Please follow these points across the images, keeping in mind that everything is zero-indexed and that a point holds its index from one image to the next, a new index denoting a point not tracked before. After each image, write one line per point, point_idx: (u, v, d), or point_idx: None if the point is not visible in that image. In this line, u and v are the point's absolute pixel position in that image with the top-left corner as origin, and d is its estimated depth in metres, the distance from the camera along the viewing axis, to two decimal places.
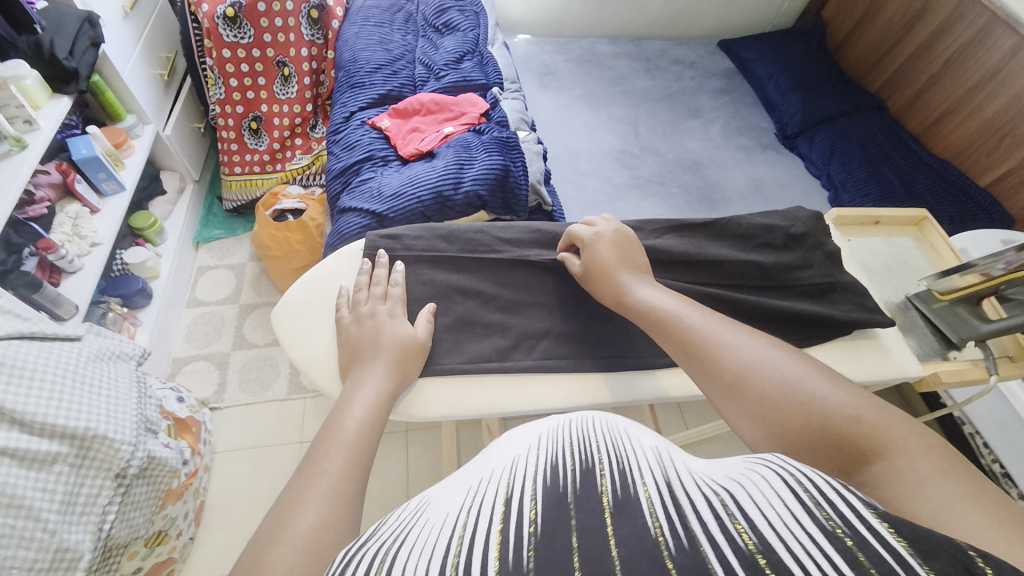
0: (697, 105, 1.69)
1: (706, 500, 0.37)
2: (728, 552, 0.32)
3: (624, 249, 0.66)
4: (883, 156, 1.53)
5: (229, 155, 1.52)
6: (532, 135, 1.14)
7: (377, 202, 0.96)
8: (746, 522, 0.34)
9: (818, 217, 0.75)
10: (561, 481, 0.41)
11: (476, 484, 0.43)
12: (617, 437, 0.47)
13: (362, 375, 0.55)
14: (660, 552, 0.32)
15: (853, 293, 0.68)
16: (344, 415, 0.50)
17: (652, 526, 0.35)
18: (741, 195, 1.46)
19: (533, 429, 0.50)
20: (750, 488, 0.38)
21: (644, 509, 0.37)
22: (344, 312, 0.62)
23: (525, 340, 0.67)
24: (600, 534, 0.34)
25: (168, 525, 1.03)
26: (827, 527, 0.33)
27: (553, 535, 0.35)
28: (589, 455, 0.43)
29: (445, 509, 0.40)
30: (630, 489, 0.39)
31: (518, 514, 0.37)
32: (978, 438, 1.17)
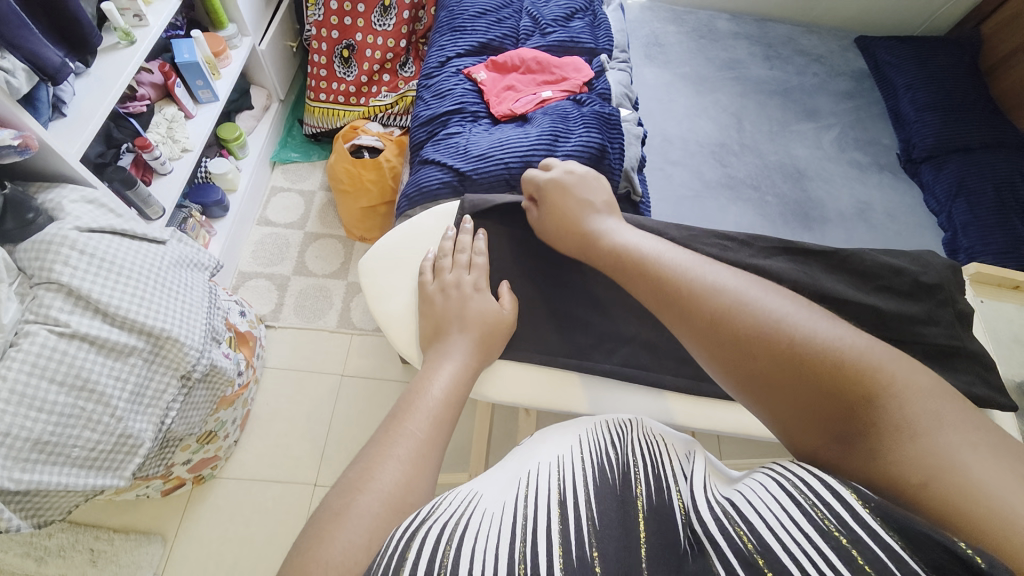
0: (814, 106, 1.52)
1: (716, 510, 0.40)
2: (729, 556, 0.35)
3: (587, 192, 0.65)
4: (1019, 204, 1.33)
5: (317, 80, 1.51)
6: (634, 114, 1.05)
7: (462, 160, 0.93)
8: (744, 526, 0.37)
9: (955, 270, 0.66)
10: (608, 475, 0.43)
11: (525, 478, 0.43)
12: (650, 443, 0.50)
13: (447, 344, 0.55)
14: (681, 557, 0.36)
15: (979, 364, 0.60)
16: (428, 382, 0.50)
17: (684, 540, 0.38)
18: (843, 218, 1.32)
19: (571, 428, 0.52)
20: (750, 493, 0.40)
21: (677, 522, 0.40)
22: (435, 276, 0.61)
23: (605, 340, 0.64)
24: (632, 539, 0.37)
25: (217, 427, 1.11)
26: (823, 526, 0.34)
27: (611, 534, 0.37)
28: (627, 461, 0.46)
29: (501, 499, 0.41)
30: (663, 500, 0.42)
31: (573, 513, 0.38)
32: None
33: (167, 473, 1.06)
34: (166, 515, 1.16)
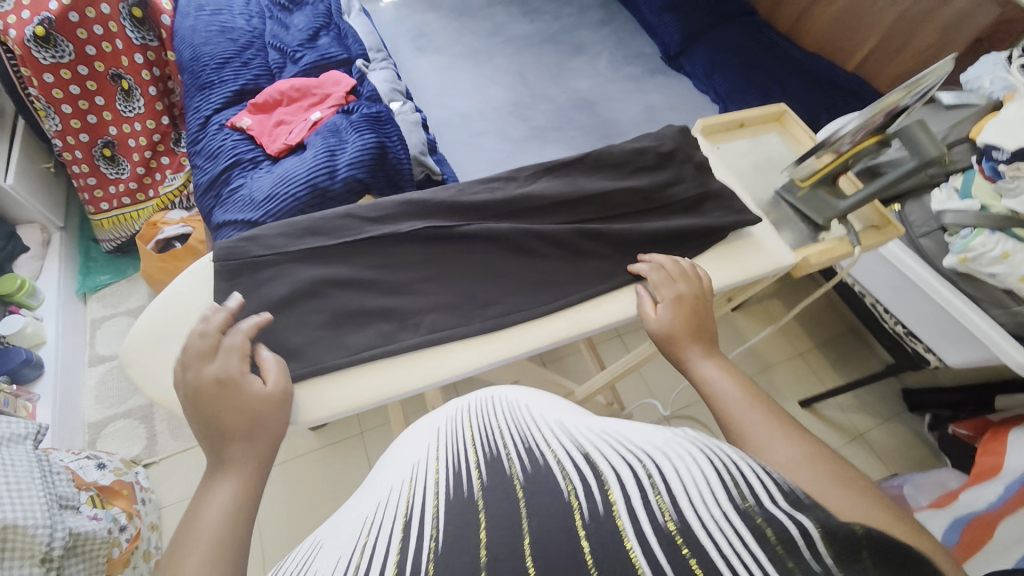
0: (579, 42, 1.68)
1: (623, 463, 0.31)
2: (646, 530, 0.27)
3: (701, 298, 0.58)
4: (756, 61, 1.57)
5: (90, 191, 1.35)
6: (408, 105, 1.07)
7: (251, 210, 0.89)
8: (665, 489, 0.29)
9: (685, 131, 0.76)
10: (463, 477, 0.33)
11: (374, 515, 0.33)
12: (516, 408, 0.41)
13: (218, 447, 0.42)
14: (573, 522, 0.27)
15: (723, 198, 0.69)
16: (202, 509, 0.38)
17: (566, 498, 0.29)
18: (636, 124, 1.48)
19: (433, 427, 0.43)
20: (664, 447, 0.33)
21: (556, 478, 0.31)
22: (180, 363, 0.46)
23: (408, 317, 0.57)
24: (510, 521, 0.28)
25: None
26: (743, 506, 0.28)
27: (459, 539, 0.28)
28: (491, 441, 0.37)
29: (335, 556, 0.30)
30: (539, 462, 0.33)
31: (416, 536, 0.29)
32: (877, 306, 1.21)
33: None
34: None
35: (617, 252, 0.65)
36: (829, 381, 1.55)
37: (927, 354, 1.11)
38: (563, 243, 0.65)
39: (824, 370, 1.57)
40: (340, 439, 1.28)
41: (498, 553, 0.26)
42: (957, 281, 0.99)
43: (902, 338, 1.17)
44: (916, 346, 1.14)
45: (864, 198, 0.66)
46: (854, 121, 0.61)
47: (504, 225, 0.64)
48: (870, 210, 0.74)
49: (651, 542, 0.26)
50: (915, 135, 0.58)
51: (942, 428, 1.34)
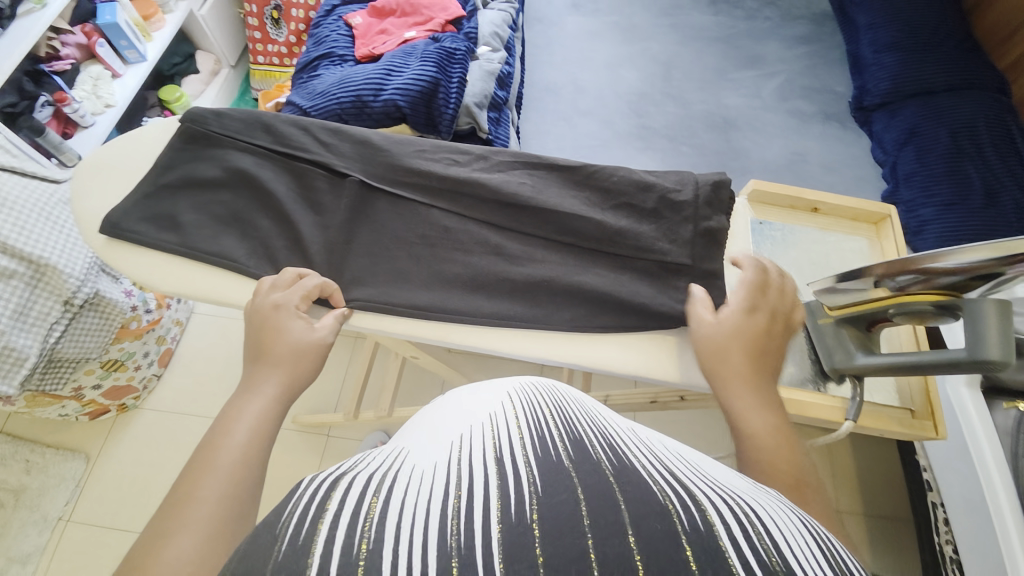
0: (757, 53, 1.39)
1: (722, 497, 0.26)
2: (751, 559, 0.22)
3: (781, 323, 0.49)
4: (975, 152, 1.15)
5: (254, 43, 1.57)
6: (499, 54, 1.01)
7: (307, 98, 0.96)
8: (767, 532, 0.25)
9: (722, 186, 0.59)
10: (548, 443, 0.28)
11: (458, 443, 0.28)
12: (588, 407, 0.36)
13: (255, 380, 0.43)
14: (670, 522, 0.23)
15: (704, 283, 0.55)
16: (228, 428, 0.39)
17: (664, 500, 0.24)
18: (764, 168, 1.23)
19: (494, 388, 0.36)
20: (757, 498, 0.28)
21: (651, 479, 0.26)
22: (247, 301, 0.49)
23: (289, 247, 0.55)
24: (612, 500, 0.24)
25: (125, 357, 1.18)
26: (839, 574, 0.24)
27: (555, 493, 0.24)
28: (568, 423, 0.31)
29: (433, 457, 0.27)
30: (627, 457, 0.28)
31: (512, 470, 0.25)
32: (938, 509, 0.88)
33: (79, 395, 1.15)
34: (91, 437, 1.27)
35: (531, 288, 0.55)
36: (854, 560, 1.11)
37: None
38: (483, 249, 0.56)
39: (855, 544, 1.12)
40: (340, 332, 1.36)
41: (603, 524, 0.22)
42: None
43: (945, 561, 0.87)
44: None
45: (886, 365, 0.47)
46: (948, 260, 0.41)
47: (443, 208, 0.57)
48: (916, 387, 0.54)
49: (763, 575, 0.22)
50: (984, 317, 0.39)
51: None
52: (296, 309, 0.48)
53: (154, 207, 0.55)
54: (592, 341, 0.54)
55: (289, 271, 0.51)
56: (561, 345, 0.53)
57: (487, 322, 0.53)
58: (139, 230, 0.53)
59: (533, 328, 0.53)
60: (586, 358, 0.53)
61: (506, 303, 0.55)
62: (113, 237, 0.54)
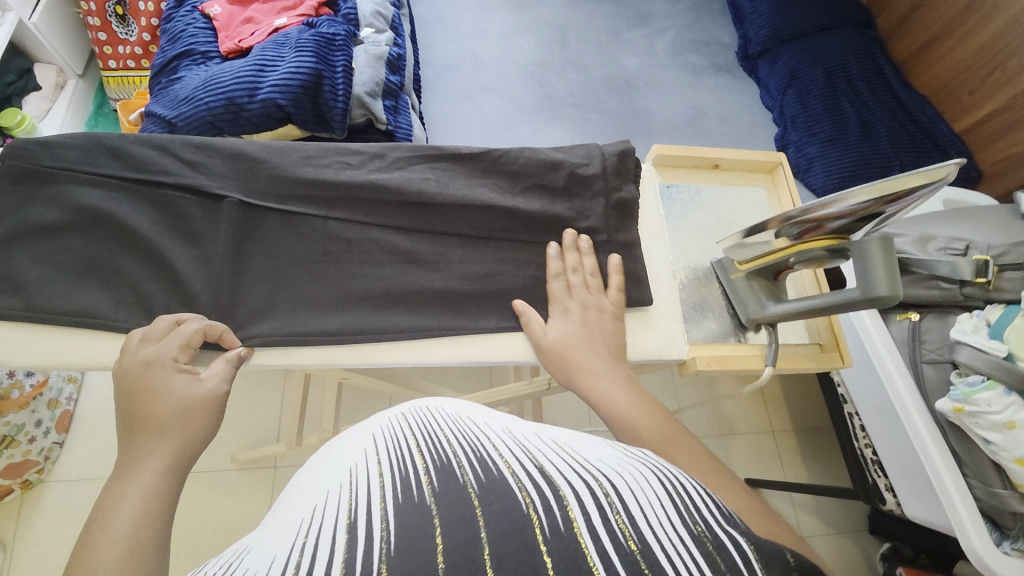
0: (648, 10, 1.40)
1: (585, 481, 0.28)
2: (605, 543, 0.24)
3: (608, 314, 0.50)
4: (848, 87, 1.25)
5: (100, 46, 1.35)
6: (385, 35, 0.94)
7: (171, 107, 0.84)
8: (626, 510, 0.26)
9: (626, 156, 0.58)
10: (411, 485, 0.28)
11: (318, 506, 0.28)
12: (459, 416, 0.35)
13: (137, 456, 0.37)
14: (532, 534, 0.25)
15: (621, 257, 0.55)
16: (106, 520, 0.32)
17: (525, 512, 0.26)
18: (669, 125, 1.26)
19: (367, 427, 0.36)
20: (624, 471, 0.30)
21: (513, 491, 0.27)
22: (115, 364, 0.42)
23: (166, 291, 0.48)
24: (470, 528, 0.24)
25: (14, 431, 1.02)
26: (691, 527, 0.26)
27: (415, 540, 0.24)
28: (438, 444, 0.32)
29: (281, 541, 0.26)
30: (494, 469, 0.29)
31: (371, 531, 0.26)
32: (854, 418, 0.99)
33: None
34: None
35: (451, 291, 0.52)
36: (790, 475, 1.23)
37: (887, 493, 0.93)
38: (392, 257, 0.52)
39: (790, 460, 1.24)
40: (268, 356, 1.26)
41: (459, 561, 0.23)
42: (944, 430, 0.77)
43: (867, 464, 0.98)
44: (878, 480, 0.95)
45: (795, 311, 0.50)
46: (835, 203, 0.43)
47: (341, 218, 0.52)
48: (823, 322, 0.58)
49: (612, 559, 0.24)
50: (870, 254, 0.42)
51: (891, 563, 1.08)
52: (175, 362, 0.42)
53: None
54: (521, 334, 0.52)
55: (165, 318, 0.45)
56: (490, 344, 0.51)
57: (409, 334, 0.50)
58: None
59: (459, 333, 0.51)
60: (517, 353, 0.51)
61: (426, 310, 0.51)
62: None
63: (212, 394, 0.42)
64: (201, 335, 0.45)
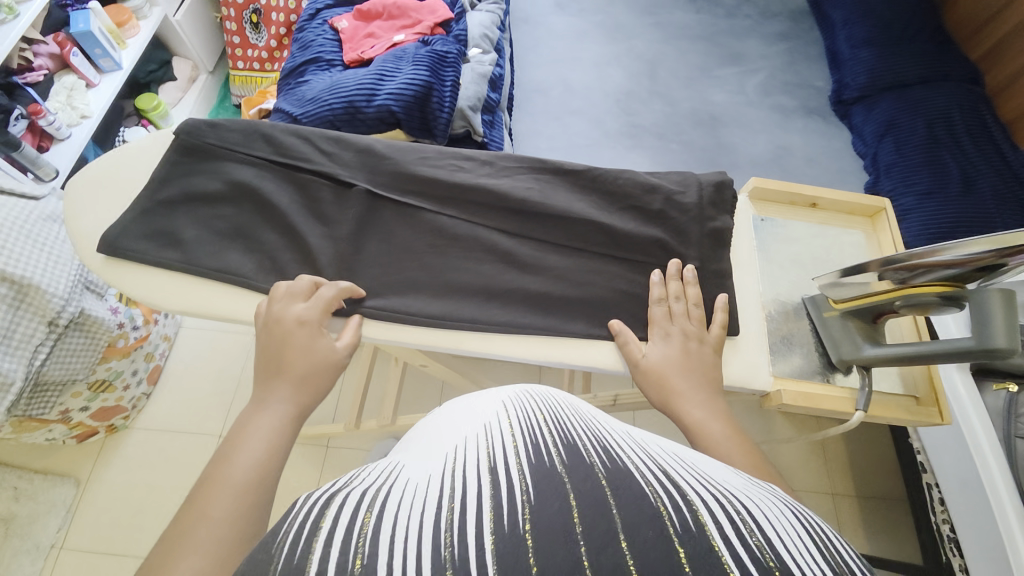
0: (740, 49, 1.41)
1: (715, 494, 0.28)
2: (745, 556, 0.23)
3: (708, 347, 0.51)
4: (951, 140, 1.19)
5: (233, 49, 1.54)
6: (490, 56, 1.01)
7: (297, 105, 0.94)
8: (762, 532, 0.25)
9: (723, 185, 0.60)
10: (543, 451, 0.29)
11: (454, 454, 0.30)
12: (585, 416, 0.37)
13: (270, 395, 0.44)
14: (664, 524, 0.24)
15: (711, 281, 0.56)
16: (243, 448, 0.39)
17: (655, 502, 0.25)
18: (751, 162, 1.25)
19: (490, 402, 0.39)
20: (753, 500, 0.29)
21: (643, 481, 0.27)
22: (263, 306, 0.49)
23: (297, 261, 0.54)
24: (602, 502, 0.25)
25: (113, 377, 1.14)
26: (852, 565, 0.25)
27: (545, 499, 0.25)
28: (560, 425, 0.33)
29: (427, 469, 0.29)
30: (621, 459, 0.29)
31: (503, 480, 0.27)
32: (933, 490, 0.92)
33: (66, 418, 1.11)
34: (79, 462, 1.23)
35: (544, 293, 0.55)
36: (848, 543, 1.14)
37: (960, 575, 0.84)
38: (493, 255, 0.56)
39: (849, 526, 1.16)
40: None
41: (593, 529, 0.23)
42: None
43: (943, 542, 0.90)
44: (953, 560, 0.86)
45: (894, 356, 0.48)
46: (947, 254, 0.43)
47: (451, 216, 0.57)
48: (920, 375, 0.56)
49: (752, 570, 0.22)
50: (990, 307, 0.41)
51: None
52: (310, 321, 0.48)
53: (155, 224, 0.53)
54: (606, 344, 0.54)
55: (304, 277, 0.51)
56: (575, 348, 0.53)
57: (503, 328, 0.53)
58: (137, 248, 0.52)
59: (549, 334, 0.53)
60: (601, 360, 0.53)
61: (519, 308, 0.54)
62: (112, 256, 0.52)
63: (331, 358, 0.47)
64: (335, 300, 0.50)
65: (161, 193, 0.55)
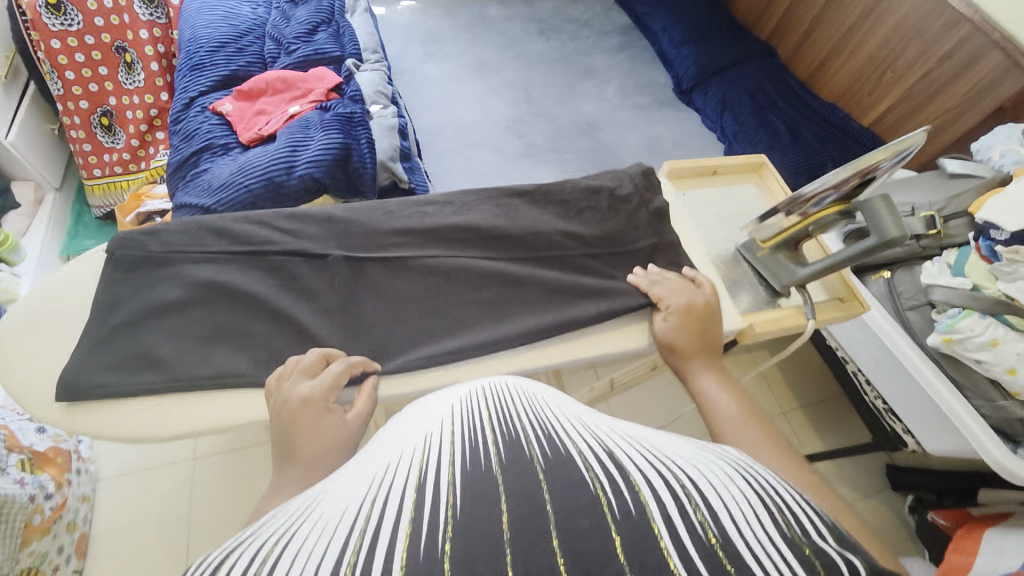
0: (593, 64, 1.62)
1: (662, 469, 0.26)
2: (681, 533, 0.22)
3: (713, 313, 0.56)
4: (771, 103, 1.49)
5: (84, 157, 1.36)
6: (390, 109, 1.04)
7: (207, 196, 0.89)
8: (704, 504, 0.24)
9: (648, 173, 0.70)
10: (478, 453, 0.27)
11: (384, 472, 0.27)
12: (536, 403, 0.35)
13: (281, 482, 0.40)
14: (599, 513, 0.22)
15: (670, 253, 0.65)
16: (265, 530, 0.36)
17: (593, 490, 0.24)
18: (636, 154, 1.42)
19: (441, 404, 0.37)
20: (697, 467, 0.27)
21: (581, 469, 0.25)
22: (272, 386, 0.47)
23: (297, 340, 0.52)
24: (533, 499, 0.23)
25: (39, 561, 0.93)
26: (786, 533, 0.23)
27: (477, 509, 0.22)
28: (507, 424, 0.31)
29: (346, 497, 0.26)
30: (561, 449, 0.27)
31: (430, 493, 0.24)
32: (859, 375, 1.11)
33: None
34: None
35: (541, 302, 0.60)
36: (811, 448, 1.31)
37: (907, 436, 1.03)
38: (483, 282, 0.60)
39: (805, 434, 1.33)
40: None
41: (522, 535, 0.21)
42: (943, 363, 0.88)
43: (881, 413, 1.08)
44: (895, 425, 1.05)
45: (820, 269, 0.61)
46: (823, 182, 0.56)
47: (434, 257, 0.59)
48: (838, 280, 0.70)
49: (689, 549, 0.21)
50: (878, 210, 0.54)
51: (922, 514, 1.11)
52: (318, 398, 0.45)
53: (119, 350, 0.49)
54: (607, 329, 0.60)
55: (310, 351, 0.50)
56: (582, 342, 0.58)
57: (517, 344, 0.56)
58: (105, 381, 0.47)
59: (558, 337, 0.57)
60: (609, 344, 0.59)
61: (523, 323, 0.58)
62: (76, 400, 0.47)
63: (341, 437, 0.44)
64: (344, 374, 0.48)
65: (114, 317, 0.50)
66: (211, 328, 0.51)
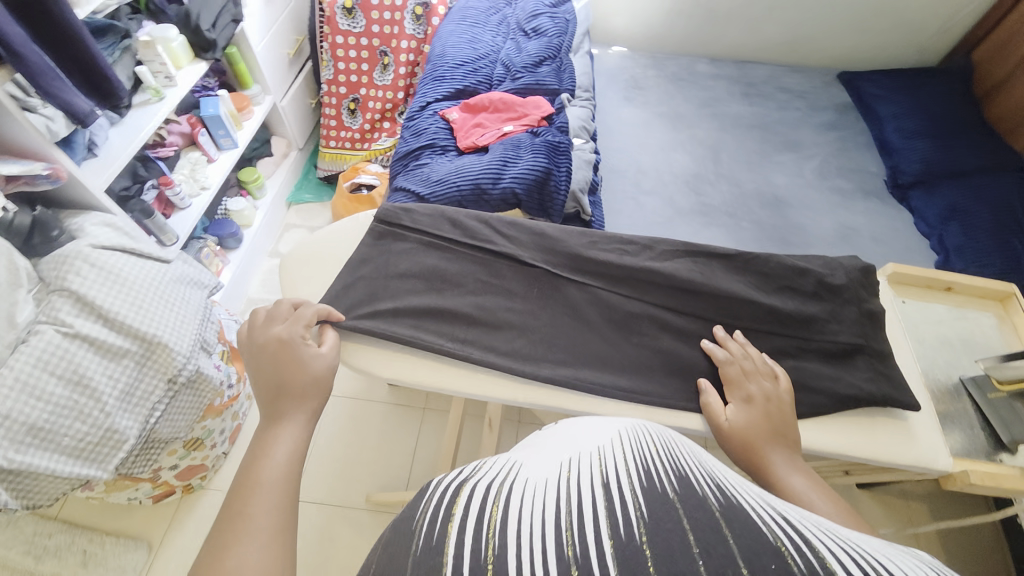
0: (796, 137, 1.53)
1: (845, 546, 0.26)
2: None
3: (785, 405, 0.52)
4: (1016, 224, 1.26)
5: (328, 129, 1.69)
6: (590, 145, 1.13)
7: (422, 185, 1.03)
8: None
9: (868, 272, 0.65)
10: (655, 477, 0.31)
11: (567, 471, 0.33)
12: (701, 455, 0.38)
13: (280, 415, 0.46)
14: (785, 563, 0.23)
15: (879, 362, 0.59)
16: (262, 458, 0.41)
17: (774, 541, 0.25)
18: (824, 240, 1.30)
19: (604, 425, 0.41)
20: (893, 556, 0.26)
21: (759, 523, 0.27)
22: (247, 333, 0.51)
23: (494, 332, 0.59)
24: (715, 531, 0.25)
25: (205, 435, 1.13)
26: None
27: (664, 525, 0.26)
28: (674, 462, 0.34)
29: (543, 474, 0.34)
30: (732, 499, 0.29)
31: (615, 495, 0.29)
32: None
33: (156, 477, 1.08)
34: (152, 524, 1.18)
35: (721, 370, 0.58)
36: None
37: None
38: (667, 332, 0.61)
39: None
40: (405, 403, 1.35)
41: (709, 553, 0.24)
42: None
43: None
44: None
45: None
46: None
47: (624, 295, 0.62)
48: None
49: None
50: None
51: None
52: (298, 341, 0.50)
53: (363, 296, 0.59)
54: None
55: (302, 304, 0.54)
56: None
57: (690, 402, 0.56)
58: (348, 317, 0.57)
59: None
60: None
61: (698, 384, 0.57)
62: None
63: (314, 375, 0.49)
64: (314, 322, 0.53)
65: (365, 269, 0.62)
66: (432, 300, 0.60)
